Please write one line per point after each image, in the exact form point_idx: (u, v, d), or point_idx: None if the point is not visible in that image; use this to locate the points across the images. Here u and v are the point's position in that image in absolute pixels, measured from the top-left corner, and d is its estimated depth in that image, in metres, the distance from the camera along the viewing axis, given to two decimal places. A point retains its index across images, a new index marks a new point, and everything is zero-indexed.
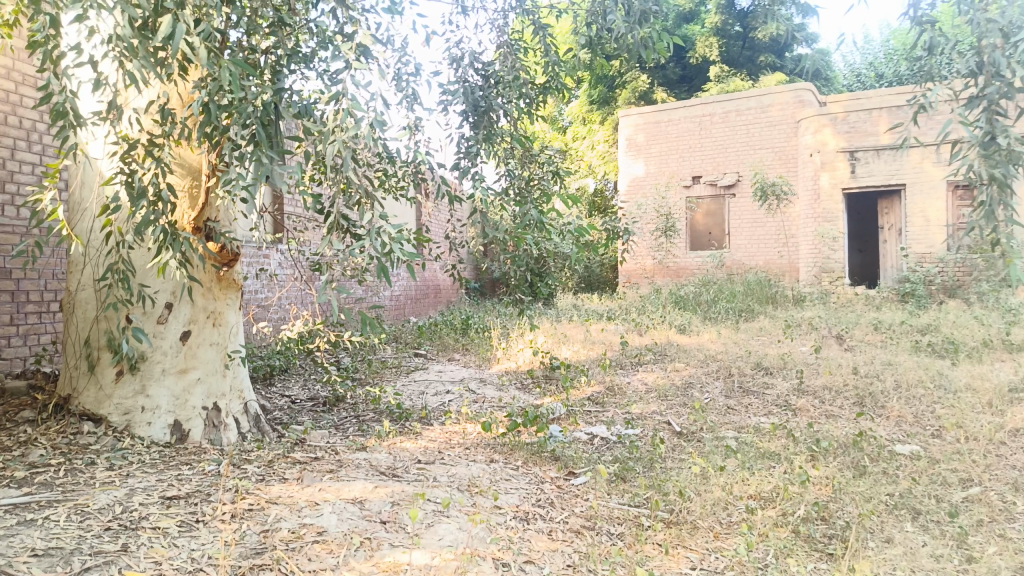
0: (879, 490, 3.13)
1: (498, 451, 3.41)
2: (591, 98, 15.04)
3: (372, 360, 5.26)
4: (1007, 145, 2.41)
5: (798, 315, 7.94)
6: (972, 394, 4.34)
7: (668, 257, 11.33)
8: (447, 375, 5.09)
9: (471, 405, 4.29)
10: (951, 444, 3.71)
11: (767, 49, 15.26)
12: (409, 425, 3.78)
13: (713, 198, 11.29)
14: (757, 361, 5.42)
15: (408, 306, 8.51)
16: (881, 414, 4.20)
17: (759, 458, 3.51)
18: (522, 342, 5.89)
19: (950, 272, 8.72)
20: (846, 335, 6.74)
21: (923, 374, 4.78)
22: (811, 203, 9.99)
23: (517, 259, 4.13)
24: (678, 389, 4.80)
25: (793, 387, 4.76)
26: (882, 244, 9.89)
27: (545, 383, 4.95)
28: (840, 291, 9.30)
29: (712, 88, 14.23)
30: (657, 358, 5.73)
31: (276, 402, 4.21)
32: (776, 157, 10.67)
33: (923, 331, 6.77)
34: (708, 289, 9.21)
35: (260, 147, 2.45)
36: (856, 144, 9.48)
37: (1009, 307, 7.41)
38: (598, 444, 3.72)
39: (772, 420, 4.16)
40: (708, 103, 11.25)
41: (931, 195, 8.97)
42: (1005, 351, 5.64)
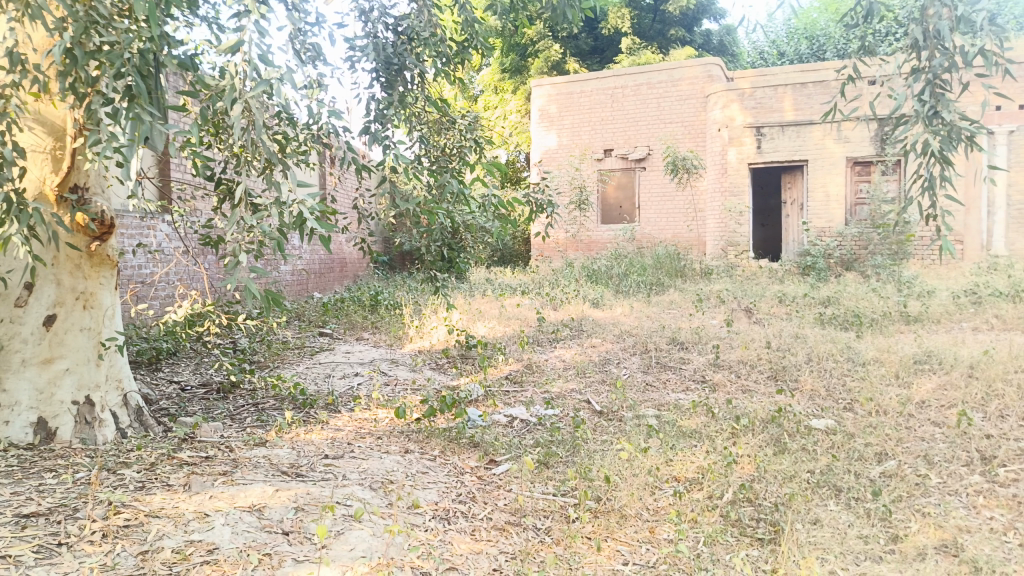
0: (801, 467, 3.10)
1: (413, 440, 3.18)
2: (503, 66, 14.75)
3: (272, 342, 4.90)
4: (952, 122, 2.40)
5: (707, 287, 8.04)
6: (880, 367, 4.43)
7: (581, 230, 11.28)
8: (355, 356, 4.79)
9: (382, 388, 4.04)
10: (865, 417, 3.76)
11: (676, 22, 15.38)
12: (314, 413, 3.51)
13: (624, 171, 11.29)
14: (673, 335, 5.38)
15: (312, 282, 8.09)
16: (795, 388, 4.22)
17: (681, 437, 3.44)
18: (435, 319, 5.64)
19: (848, 246, 9.05)
20: (754, 307, 6.84)
21: (833, 346, 4.87)
22: (719, 177, 10.13)
23: (431, 232, 3.87)
24: (596, 366, 4.69)
25: (710, 362, 4.74)
26: (784, 219, 10.18)
27: (460, 362, 4.74)
28: (745, 264, 9.50)
29: (623, 60, 14.25)
30: (573, 334, 5.62)
31: (164, 390, 3.89)
32: (685, 132, 10.77)
33: (825, 303, 6.95)
34: (619, 262, 9.20)
35: (137, 102, 2.05)
36: (762, 120, 9.66)
37: (901, 280, 7.73)
38: (518, 427, 3.54)
39: (692, 396, 4.11)
40: (619, 75, 11.20)
41: (830, 172, 9.29)
42: (903, 323, 5.84)
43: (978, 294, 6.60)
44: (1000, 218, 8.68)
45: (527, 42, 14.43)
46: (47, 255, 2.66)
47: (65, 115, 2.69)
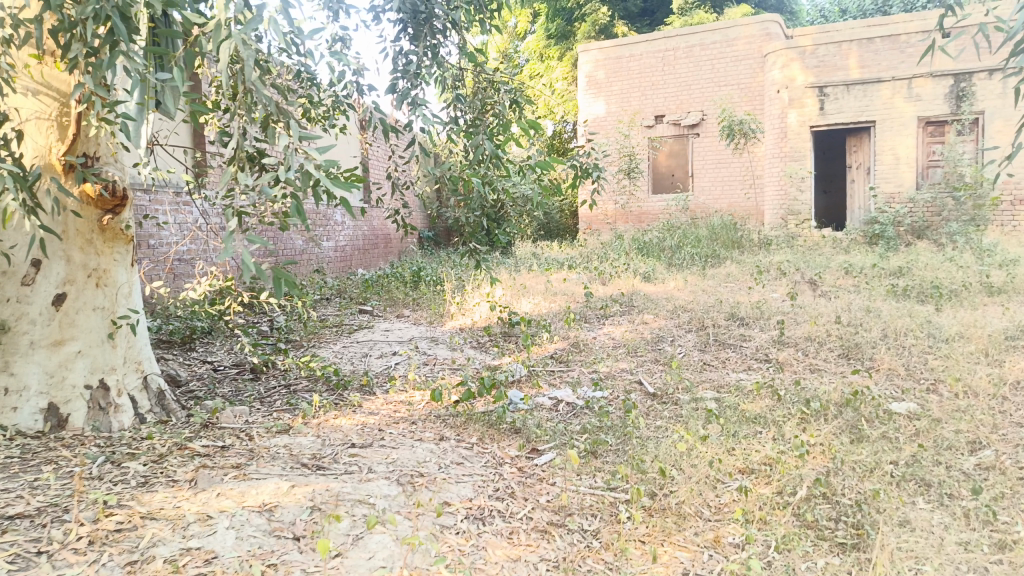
0: (883, 458, 2.77)
1: (449, 426, 2.93)
2: (548, 33, 14.35)
3: (307, 320, 4.72)
4: None
5: (766, 259, 7.60)
6: (965, 343, 4.00)
7: (631, 201, 10.85)
8: (394, 334, 4.57)
9: (420, 368, 3.81)
10: (952, 400, 3.37)
11: None
12: (346, 396, 3.30)
13: (676, 138, 10.81)
14: (732, 310, 5.01)
15: (355, 258, 7.94)
16: (869, 367, 3.83)
17: (745, 423, 3.13)
18: (477, 295, 5.39)
19: (919, 212, 8.44)
20: (819, 279, 6.40)
21: (911, 321, 4.44)
22: (778, 141, 9.56)
23: (469, 200, 3.57)
24: (648, 344, 4.37)
25: (773, 339, 4.36)
26: (850, 185, 9.55)
27: (502, 340, 4.48)
28: (807, 234, 8.97)
29: (675, 21, 13.66)
30: (624, 310, 5.30)
31: (196, 370, 3.74)
32: (742, 94, 10.22)
33: (896, 274, 6.45)
34: (672, 234, 8.78)
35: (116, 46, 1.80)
36: (825, 79, 9.04)
37: (981, 248, 7.15)
38: (564, 411, 3.28)
39: (755, 377, 3.77)
40: (671, 36, 10.67)
41: (901, 133, 8.65)
42: (987, 294, 5.32)
43: None
44: None
45: (573, 6, 13.98)
46: (55, 228, 2.48)
47: (72, 80, 2.48)
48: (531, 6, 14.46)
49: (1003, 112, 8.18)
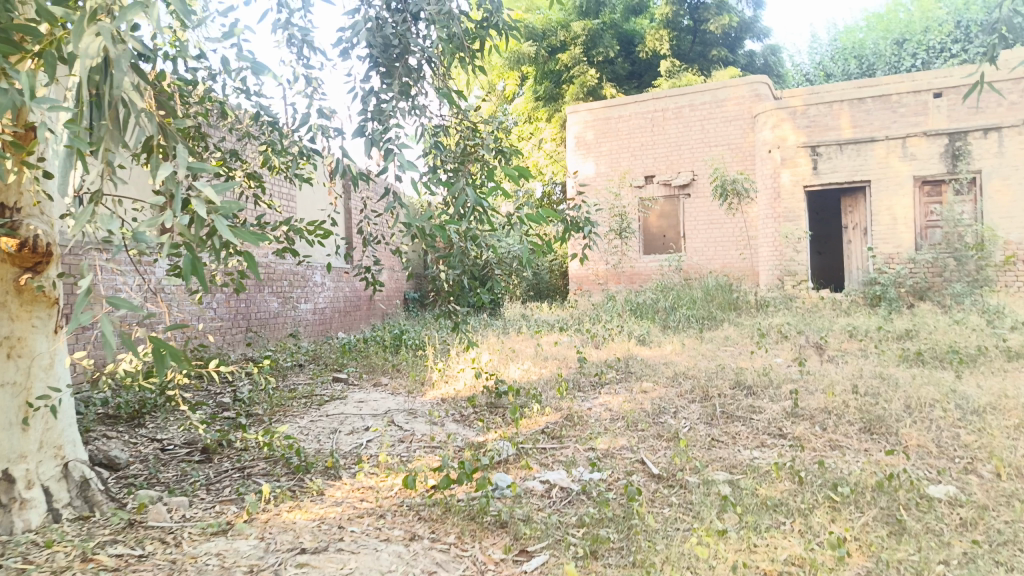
0: (931, 556, 2.37)
1: (423, 520, 2.52)
2: (537, 94, 14.38)
3: (273, 391, 4.30)
4: None
5: (765, 321, 7.28)
6: (999, 415, 3.62)
7: (623, 262, 10.56)
8: (368, 405, 4.15)
9: (394, 446, 3.40)
10: (996, 483, 2.97)
11: (718, 43, 14.99)
12: (306, 482, 2.89)
13: (667, 199, 10.64)
14: (736, 377, 4.63)
15: (335, 320, 7.54)
16: (895, 444, 3.44)
17: (766, 512, 2.74)
18: (461, 362, 4.99)
19: (921, 273, 8.22)
20: (825, 343, 6.04)
21: (934, 390, 4.06)
22: (771, 201, 9.35)
23: (450, 257, 3.23)
24: (649, 417, 3.96)
25: (785, 411, 3.96)
26: (846, 245, 9.31)
27: (488, 413, 4.05)
28: (804, 295, 8.67)
29: (663, 83, 13.72)
30: (620, 377, 4.91)
31: (140, 450, 3.33)
32: (733, 154, 10.07)
33: (903, 338, 6.12)
34: (666, 295, 8.44)
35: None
36: (817, 139, 8.90)
37: (987, 309, 6.87)
38: (557, 498, 2.87)
39: (771, 456, 3.36)
40: (660, 97, 10.60)
41: (898, 192, 8.46)
42: (1005, 359, 4.97)
43: None
44: None
45: (561, 69, 14.07)
46: None
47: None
48: (520, 69, 14.55)
49: (999, 170, 8.02)
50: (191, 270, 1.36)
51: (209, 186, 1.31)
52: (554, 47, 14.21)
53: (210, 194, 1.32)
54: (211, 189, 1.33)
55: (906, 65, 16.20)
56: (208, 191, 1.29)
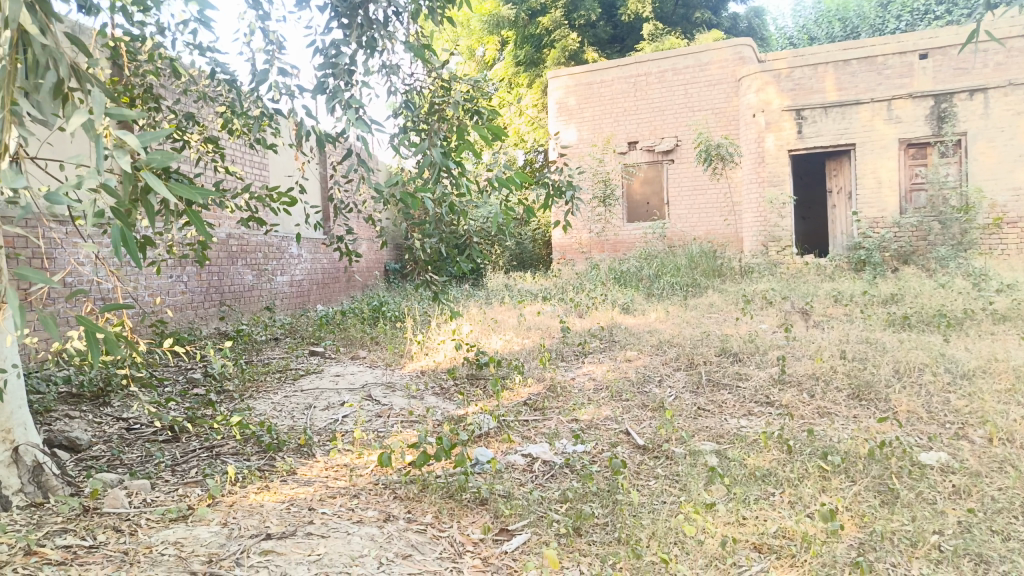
0: (924, 525, 2.29)
1: (399, 499, 2.40)
2: (517, 59, 14.07)
3: (246, 366, 4.15)
4: None
5: (750, 287, 7.20)
6: (989, 378, 3.56)
7: (607, 229, 10.43)
8: (345, 380, 4.02)
9: (371, 422, 3.28)
10: (988, 449, 2.90)
11: (702, 5, 14.73)
12: (277, 461, 2.76)
13: (651, 165, 10.48)
14: (722, 344, 4.53)
15: (313, 293, 7.38)
16: (885, 410, 3.37)
17: (754, 483, 2.65)
18: (441, 333, 4.86)
19: (905, 237, 8.18)
20: (810, 309, 5.97)
21: (923, 354, 3.99)
22: (755, 167, 9.23)
23: (424, 224, 3.07)
24: (634, 386, 3.87)
25: (772, 378, 3.88)
26: (831, 210, 9.23)
27: (469, 385, 3.93)
28: (789, 261, 8.60)
29: (646, 47, 13.49)
30: (604, 346, 4.80)
31: (104, 430, 3.18)
32: (717, 119, 9.92)
33: (888, 302, 6.07)
34: (650, 263, 8.34)
35: None
36: (802, 102, 8.76)
37: (972, 272, 6.84)
38: (538, 472, 2.77)
39: (759, 424, 3.28)
40: (643, 61, 10.38)
41: (883, 156, 8.36)
42: (992, 322, 4.93)
43: None
44: None
45: (541, 33, 13.75)
46: None
47: None
48: (500, 33, 14.24)
49: (985, 131, 7.94)
50: (120, 240, 1.17)
51: (130, 137, 1.10)
52: (534, 10, 13.90)
53: (132, 146, 1.11)
54: (135, 140, 1.12)
55: (890, 28, 16.07)
56: (129, 142, 1.09)
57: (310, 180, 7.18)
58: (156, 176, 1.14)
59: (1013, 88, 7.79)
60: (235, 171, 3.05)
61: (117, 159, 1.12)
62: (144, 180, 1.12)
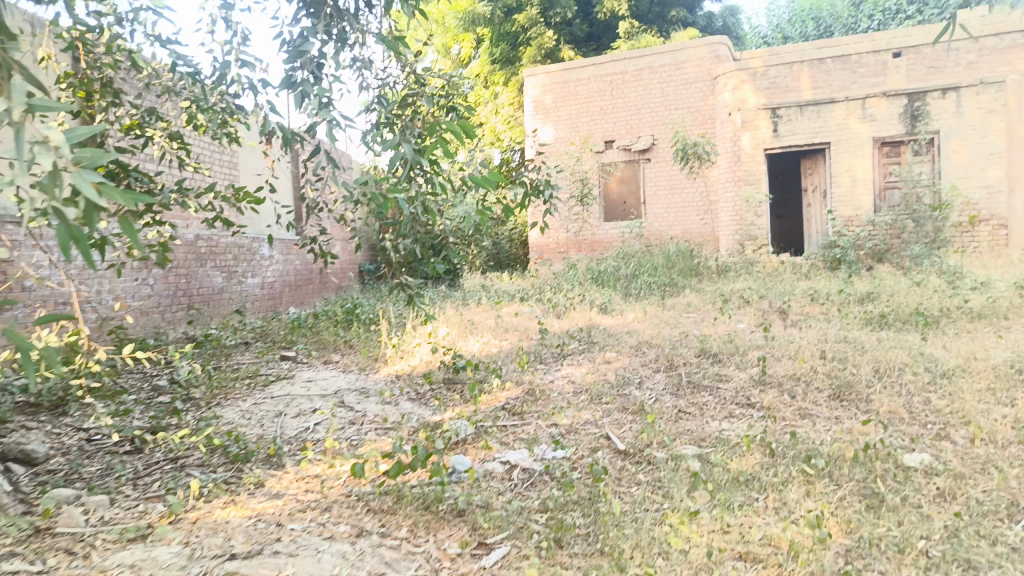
0: (912, 530, 2.25)
1: (373, 512, 2.30)
2: (493, 58, 13.96)
3: (213, 373, 4.01)
4: None
5: (727, 286, 7.19)
6: (970, 378, 3.54)
7: (584, 229, 10.38)
8: (317, 386, 3.90)
9: (344, 430, 3.17)
10: (970, 449, 2.87)
11: (677, 4, 14.76)
12: (245, 473, 2.65)
13: (628, 164, 10.45)
14: (702, 345, 4.48)
15: (285, 295, 7.22)
16: (867, 411, 3.33)
17: (738, 488, 2.59)
18: (417, 336, 4.76)
19: (880, 235, 8.22)
20: (788, 308, 5.96)
21: (902, 353, 3.98)
22: (731, 165, 9.23)
23: (398, 226, 2.97)
24: (614, 389, 3.80)
25: (753, 379, 3.83)
26: (806, 209, 9.26)
27: (445, 390, 3.83)
28: (765, 259, 8.61)
29: (622, 45, 13.47)
30: (583, 347, 4.73)
31: (63, 442, 3.04)
32: (693, 118, 9.91)
33: (864, 300, 6.08)
34: (627, 262, 8.29)
35: None
36: (778, 101, 8.77)
37: (945, 270, 6.88)
38: (517, 480, 2.70)
39: (741, 427, 3.22)
40: (619, 60, 10.34)
41: (857, 154, 8.40)
42: (968, 319, 4.94)
43: None
44: None
45: (517, 30, 13.66)
46: None
47: None
48: (475, 31, 14.13)
49: (957, 129, 8.00)
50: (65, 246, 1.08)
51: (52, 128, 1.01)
52: (509, 8, 13.82)
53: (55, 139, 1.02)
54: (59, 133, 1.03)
55: (862, 27, 16.25)
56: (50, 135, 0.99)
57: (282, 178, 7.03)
58: (90, 174, 1.04)
59: (985, 87, 7.87)
60: (200, 169, 2.95)
61: (42, 157, 1.02)
62: (76, 177, 1.02)
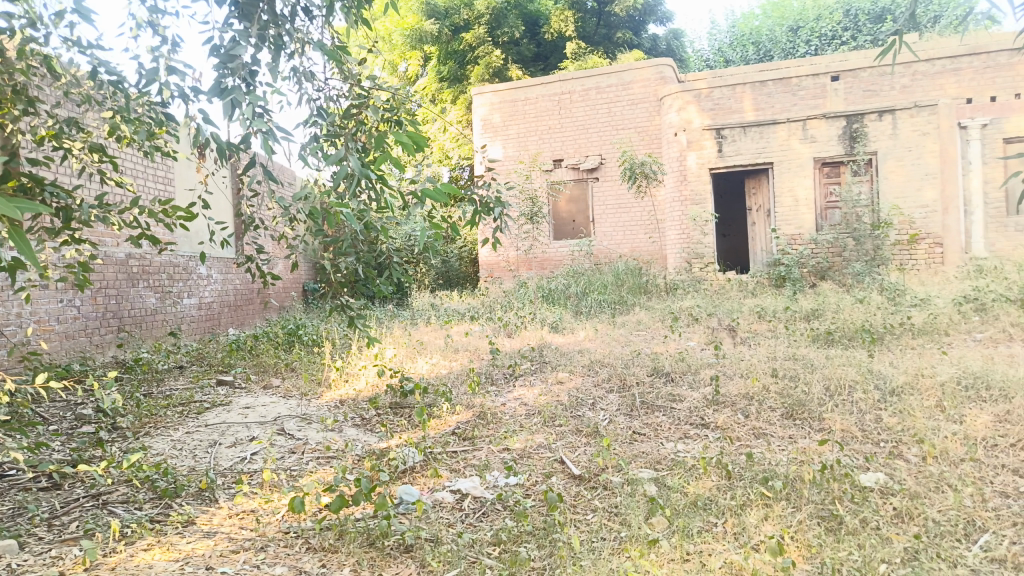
0: (872, 553, 2.20)
1: (311, 551, 2.14)
2: (440, 75, 13.90)
3: (143, 400, 3.77)
4: None
5: (676, 304, 7.20)
6: (918, 395, 3.56)
7: (533, 247, 10.33)
8: (256, 412, 3.69)
9: (282, 460, 2.99)
10: (923, 467, 2.86)
11: (623, 26, 14.99)
12: (174, 511, 2.44)
13: (576, 182, 10.48)
14: (654, 364, 4.43)
15: (224, 316, 6.93)
16: (820, 430, 3.31)
17: (697, 513, 2.52)
18: (362, 358, 4.58)
19: (822, 253, 8.40)
20: (737, 325, 5.99)
21: (852, 370, 3.99)
22: (678, 185, 9.32)
23: (340, 244, 2.82)
24: (567, 410, 3.70)
25: (706, 398, 3.78)
26: (751, 227, 9.41)
27: (392, 415, 3.67)
28: (712, 277, 8.69)
29: (569, 65, 13.58)
30: (535, 368, 4.63)
31: None
32: (640, 138, 10.00)
33: (809, 317, 6.16)
34: (577, 281, 8.26)
35: None
36: (722, 122, 8.91)
37: (885, 287, 7.05)
38: (466, 510, 2.56)
39: (696, 449, 3.15)
40: (566, 79, 10.39)
41: (799, 174, 8.58)
42: (911, 336, 5.03)
43: (983, 299, 5.88)
44: (978, 217, 8.14)
45: (465, 49, 13.64)
46: None
47: None
48: (423, 48, 14.06)
49: (894, 151, 8.24)
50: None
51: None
52: (457, 26, 13.80)
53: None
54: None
55: (800, 52, 16.83)
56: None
57: (215, 194, 6.73)
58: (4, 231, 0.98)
59: (919, 110, 8.13)
60: (124, 183, 2.74)
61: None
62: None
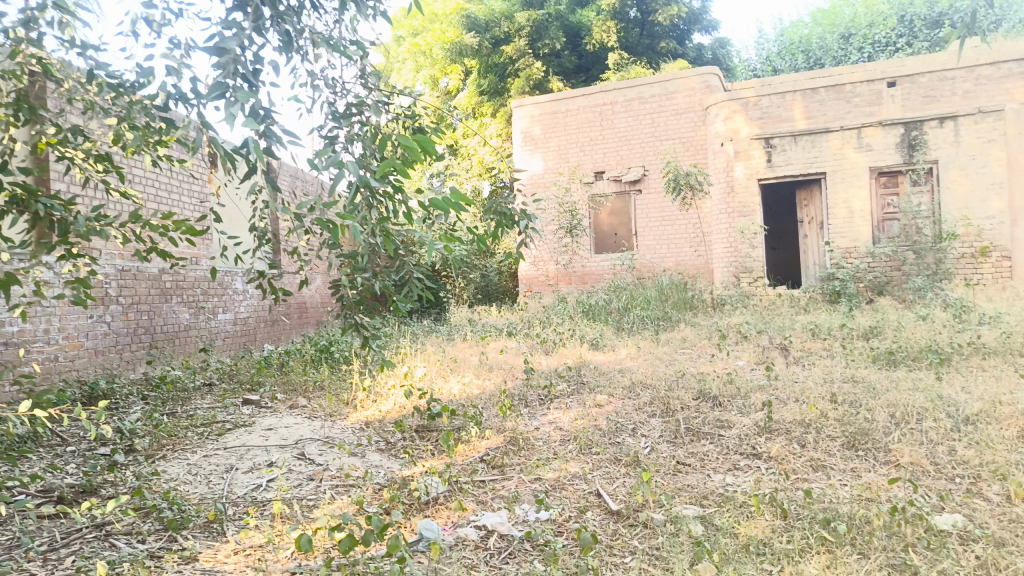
0: None
1: None
2: (480, 89, 13.83)
3: (164, 420, 3.63)
4: None
5: (723, 320, 6.86)
6: (996, 425, 3.21)
7: (574, 260, 10.09)
8: (278, 435, 3.53)
9: (298, 489, 2.80)
10: (1008, 509, 2.52)
11: (667, 35, 14.72)
12: (179, 546, 2.27)
13: (618, 195, 10.22)
14: (699, 386, 4.14)
15: (259, 332, 6.86)
16: (886, 463, 2.99)
17: (749, 559, 2.23)
18: (391, 378, 4.40)
19: (879, 267, 7.97)
20: (789, 343, 5.64)
21: (919, 396, 3.64)
22: (725, 196, 8.95)
23: (356, 258, 2.64)
24: (605, 437, 3.45)
25: (757, 425, 3.49)
26: (802, 240, 9.00)
27: (418, 439, 3.47)
28: (761, 292, 8.32)
29: (611, 76, 13.37)
30: (573, 389, 4.38)
31: None
32: (685, 148, 9.70)
33: (868, 335, 5.78)
34: (619, 296, 7.98)
35: None
36: (771, 131, 8.56)
37: (950, 303, 6.60)
38: (489, 550, 2.33)
39: (747, 483, 2.87)
40: (609, 90, 10.16)
41: (854, 184, 8.16)
42: (982, 357, 4.63)
43: None
44: None
45: (505, 61, 13.57)
46: None
47: None
48: (463, 62, 14.02)
49: (956, 159, 7.78)
50: None
51: None
52: (497, 38, 13.72)
53: None
54: None
55: (852, 59, 16.35)
56: None
57: (227, 205, 6.64)
58: None
59: (983, 115, 7.66)
60: (131, 196, 2.62)
61: None
62: None
